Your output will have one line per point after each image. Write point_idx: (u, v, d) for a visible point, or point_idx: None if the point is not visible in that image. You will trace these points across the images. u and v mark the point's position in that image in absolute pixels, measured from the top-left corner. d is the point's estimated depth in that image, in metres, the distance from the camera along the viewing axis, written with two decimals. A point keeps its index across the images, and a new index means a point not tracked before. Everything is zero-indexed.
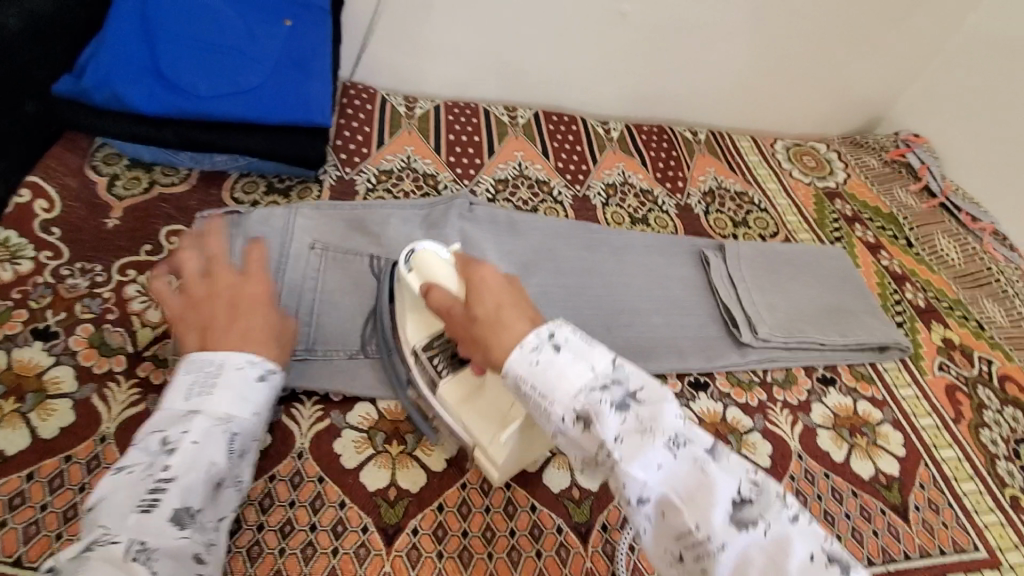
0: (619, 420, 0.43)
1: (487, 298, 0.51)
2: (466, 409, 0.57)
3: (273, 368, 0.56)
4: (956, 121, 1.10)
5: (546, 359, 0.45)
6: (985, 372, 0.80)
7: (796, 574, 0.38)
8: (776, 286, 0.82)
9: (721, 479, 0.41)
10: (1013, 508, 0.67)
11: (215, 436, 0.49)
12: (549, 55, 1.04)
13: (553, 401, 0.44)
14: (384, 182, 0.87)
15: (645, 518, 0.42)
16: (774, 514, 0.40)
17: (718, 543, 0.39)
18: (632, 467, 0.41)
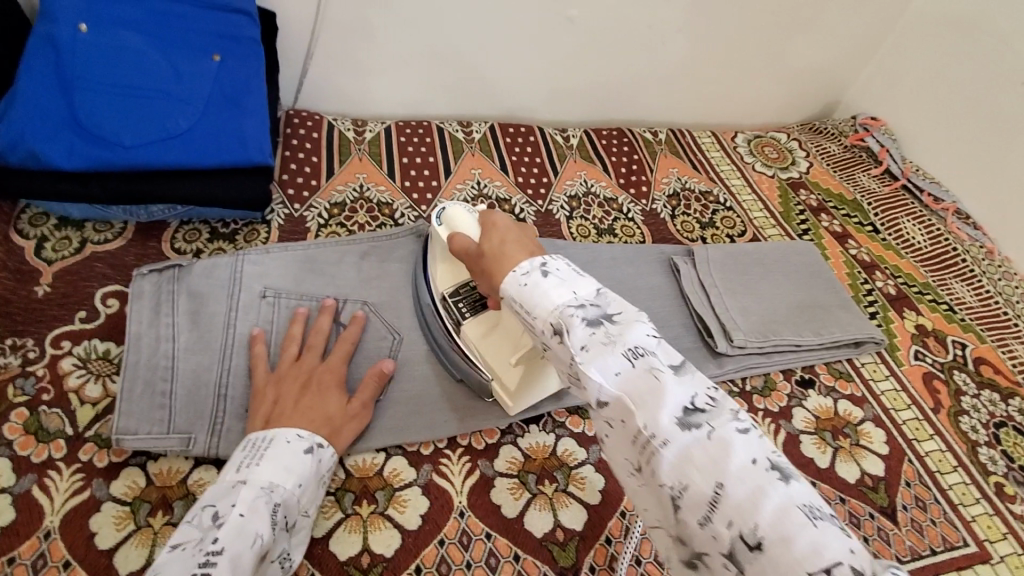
0: (586, 331, 0.40)
1: (493, 236, 0.52)
2: (482, 341, 0.62)
3: (322, 441, 0.55)
4: (908, 100, 1.09)
5: (534, 281, 0.44)
6: (959, 356, 0.80)
7: (734, 477, 0.33)
8: (747, 289, 0.81)
9: (675, 385, 0.37)
10: (999, 496, 0.67)
11: (263, 509, 0.47)
12: (498, 66, 1.01)
13: (536, 317, 0.43)
14: (336, 215, 0.83)
15: (606, 425, 0.40)
16: (725, 420, 0.35)
17: (661, 441, 0.36)
18: (589, 369, 0.39)
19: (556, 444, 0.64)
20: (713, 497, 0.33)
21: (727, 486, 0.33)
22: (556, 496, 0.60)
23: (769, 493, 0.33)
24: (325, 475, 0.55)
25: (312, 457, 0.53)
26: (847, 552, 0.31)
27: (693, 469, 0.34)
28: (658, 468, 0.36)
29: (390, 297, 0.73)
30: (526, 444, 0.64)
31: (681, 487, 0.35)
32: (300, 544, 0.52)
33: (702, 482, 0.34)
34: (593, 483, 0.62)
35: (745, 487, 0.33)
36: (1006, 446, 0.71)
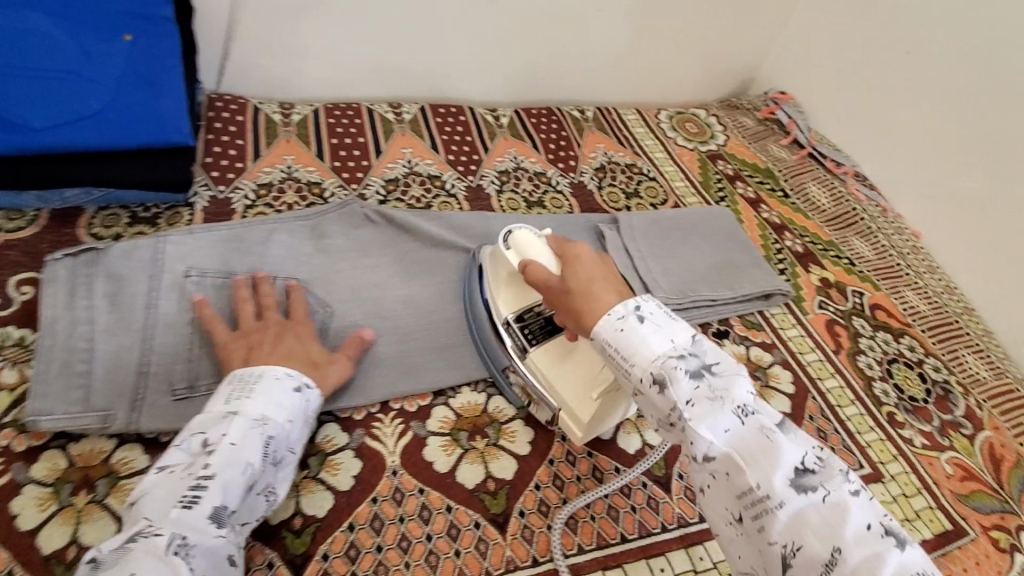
0: (691, 384, 0.47)
1: (582, 273, 0.56)
2: (557, 372, 0.65)
3: (309, 384, 0.58)
4: (811, 75, 1.17)
5: (631, 327, 0.50)
6: (858, 304, 0.87)
7: (852, 540, 0.40)
8: (668, 251, 0.86)
9: (787, 448, 0.44)
10: (892, 423, 0.73)
11: (252, 441, 0.51)
12: (424, 47, 1.02)
13: (634, 363, 0.49)
14: (264, 196, 0.83)
15: (708, 476, 0.46)
16: (837, 485, 0.42)
17: (778, 501, 0.42)
18: (700, 426, 0.45)
19: (487, 402, 0.67)
20: (830, 559, 0.39)
21: (845, 550, 0.39)
22: (486, 450, 0.63)
23: (883, 557, 0.39)
24: (313, 415, 0.58)
25: (300, 396, 0.56)
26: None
27: (809, 531, 0.41)
28: (772, 526, 0.42)
29: (320, 273, 0.73)
30: (459, 403, 0.67)
31: (796, 547, 0.41)
32: (285, 479, 0.54)
33: (818, 544, 0.40)
34: (523, 435, 0.65)
35: (862, 550, 0.39)
36: (898, 379, 0.78)
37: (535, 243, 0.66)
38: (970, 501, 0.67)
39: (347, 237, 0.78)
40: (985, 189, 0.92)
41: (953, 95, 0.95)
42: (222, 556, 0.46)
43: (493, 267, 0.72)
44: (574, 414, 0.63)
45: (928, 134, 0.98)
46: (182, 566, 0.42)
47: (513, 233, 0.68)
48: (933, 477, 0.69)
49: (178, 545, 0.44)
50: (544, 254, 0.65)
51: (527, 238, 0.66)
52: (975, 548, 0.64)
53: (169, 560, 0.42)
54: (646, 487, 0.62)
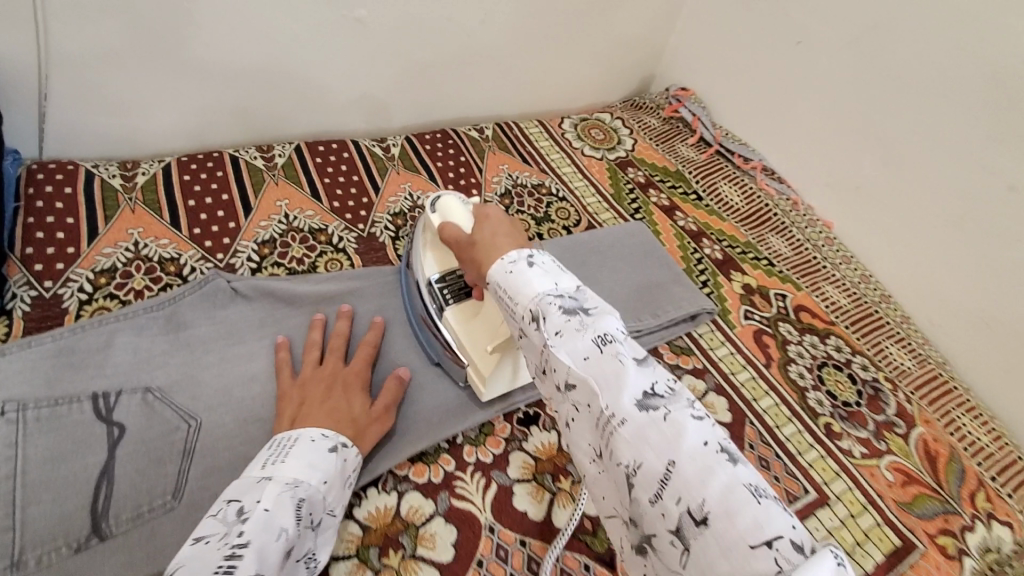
0: (563, 318, 0.40)
1: (486, 227, 0.52)
2: (465, 326, 0.64)
3: (346, 443, 0.53)
4: (709, 69, 1.14)
5: (519, 270, 0.44)
6: (782, 308, 0.85)
7: (686, 457, 0.32)
8: (586, 281, 0.80)
9: (638, 371, 0.36)
10: (830, 435, 0.71)
11: (287, 505, 0.44)
12: (289, 81, 0.90)
13: (517, 302, 0.42)
14: (105, 285, 0.69)
15: (571, 410, 0.38)
16: (684, 404, 0.34)
17: (620, 419, 0.34)
18: (561, 354, 0.38)
19: (399, 503, 0.57)
20: (664, 474, 0.32)
21: (680, 464, 0.31)
22: (402, 567, 0.53)
23: (718, 473, 0.31)
24: (350, 477, 0.53)
25: (338, 457, 0.51)
26: (789, 526, 0.29)
27: (647, 447, 0.33)
28: (615, 447, 0.34)
29: (180, 375, 0.61)
30: (365, 513, 0.56)
31: (635, 466, 0.33)
32: (322, 545, 0.49)
33: (656, 459, 0.32)
34: (443, 536, 0.55)
35: (696, 464, 0.31)
36: (830, 385, 0.76)
37: (459, 206, 0.63)
38: (914, 510, 0.65)
39: (214, 323, 0.66)
40: (879, 176, 0.90)
41: (844, 78, 0.92)
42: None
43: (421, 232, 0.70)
44: (477, 368, 0.63)
45: (824, 120, 0.96)
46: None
47: (442, 197, 0.65)
48: (876, 489, 0.67)
49: None
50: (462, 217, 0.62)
51: (450, 202, 0.63)
52: (927, 562, 0.62)
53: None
54: (588, 570, 0.56)
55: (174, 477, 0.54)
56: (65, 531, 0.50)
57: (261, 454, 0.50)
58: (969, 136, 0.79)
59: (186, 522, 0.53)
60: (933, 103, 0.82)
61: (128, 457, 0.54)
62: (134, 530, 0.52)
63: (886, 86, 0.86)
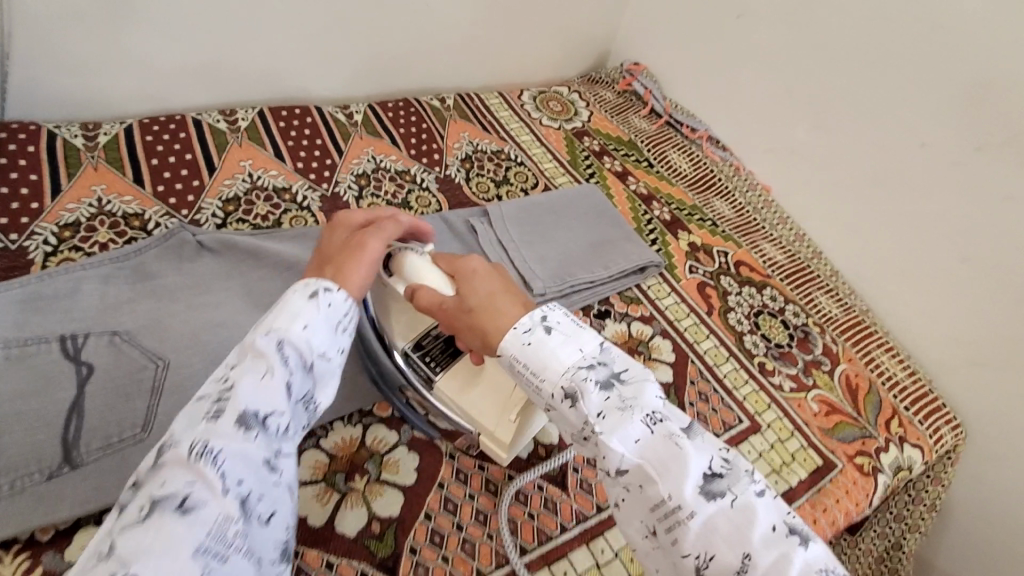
0: (603, 397, 0.45)
1: (482, 287, 0.54)
2: (467, 399, 0.57)
3: (331, 287, 0.48)
4: (659, 44, 1.20)
5: (539, 339, 0.48)
6: (724, 263, 0.92)
7: (759, 545, 0.39)
8: (543, 237, 0.85)
9: (694, 454, 0.42)
10: (763, 373, 0.78)
11: (268, 350, 0.43)
12: (251, 46, 0.91)
13: (545, 378, 0.47)
14: (69, 238, 0.70)
15: (622, 491, 0.44)
16: (743, 487, 0.41)
17: (688, 511, 0.40)
18: (611, 439, 0.43)
19: (364, 435, 0.61)
20: (741, 567, 0.38)
21: (755, 556, 0.38)
22: (368, 489, 0.57)
23: (791, 558, 0.38)
24: (347, 321, 0.49)
25: (321, 303, 0.47)
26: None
27: (720, 539, 0.39)
28: (684, 537, 0.40)
29: (148, 321, 0.63)
30: (331, 443, 0.59)
31: (708, 558, 0.39)
32: (328, 385, 0.47)
33: (729, 552, 0.39)
34: (407, 462, 0.59)
35: (771, 553, 0.39)
36: (764, 330, 0.83)
37: (419, 259, 0.59)
38: (835, 435, 0.73)
39: (181, 273, 0.68)
40: (813, 141, 0.97)
41: (782, 51, 0.99)
42: (262, 469, 0.39)
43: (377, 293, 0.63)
44: (495, 437, 0.57)
45: (764, 91, 1.03)
46: (211, 475, 0.37)
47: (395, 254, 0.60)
48: (803, 417, 0.74)
49: (201, 453, 0.37)
50: (434, 275, 0.58)
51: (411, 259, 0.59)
52: (844, 478, 0.69)
53: (191, 470, 0.37)
54: (541, 490, 0.61)
55: (144, 410, 0.57)
56: (38, 457, 0.52)
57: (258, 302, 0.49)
58: (885, 102, 0.87)
59: None
60: (860, 72, 0.89)
61: (97, 393, 0.56)
62: (108, 459, 0.54)
63: (816, 58, 0.94)
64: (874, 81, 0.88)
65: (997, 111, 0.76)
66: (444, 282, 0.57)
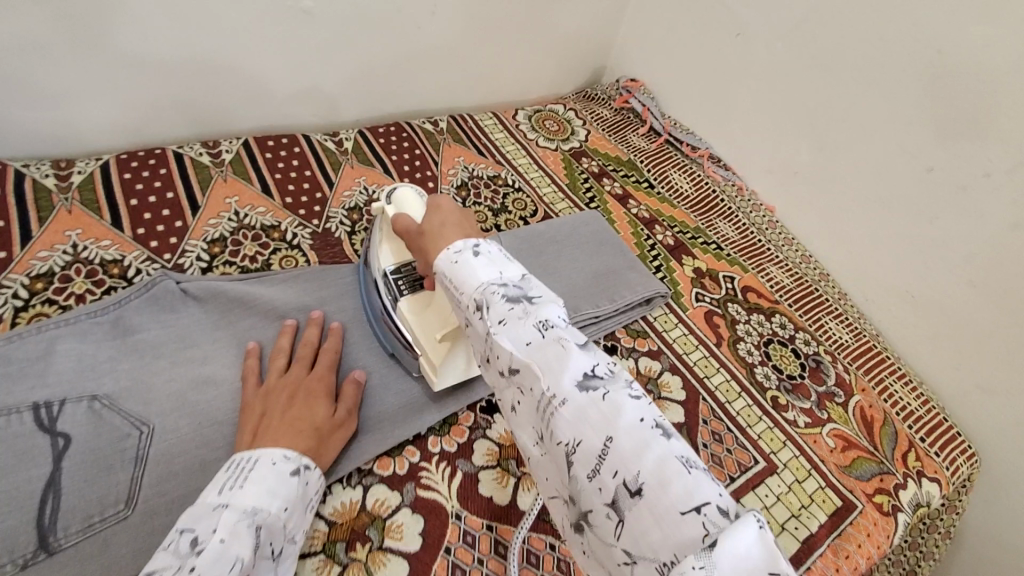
0: (506, 306, 0.41)
1: (436, 217, 0.53)
2: (415, 316, 0.63)
3: (308, 465, 0.52)
4: (655, 62, 1.18)
5: (464, 259, 0.46)
6: (730, 290, 0.89)
7: (623, 436, 0.34)
8: (546, 270, 0.81)
9: (580, 354, 0.38)
10: (776, 408, 0.75)
11: (246, 531, 0.43)
12: (231, 73, 0.87)
13: (461, 291, 0.44)
14: (42, 290, 0.66)
15: (517, 392, 0.41)
16: (620, 386, 0.37)
17: (560, 400, 0.37)
18: (503, 340, 0.40)
19: (364, 497, 0.57)
20: (602, 450, 0.34)
21: (616, 440, 0.34)
22: (370, 558, 0.53)
23: (652, 448, 0.34)
24: (311, 502, 0.52)
25: (298, 482, 0.50)
26: (715, 495, 0.32)
27: (586, 425, 0.35)
28: (556, 427, 0.36)
29: (129, 382, 0.59)
30: (330, 509, 0.55)
31: (576, 443, 0.35)
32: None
33: (594, 437, 0.35)
34: (410, 526, 0.56)
35: (632, 440, 0.34)
36: (775, 360, 0.81)
37: (414, 198, 0.64)
38: (853, 472, 0.70)
39: (164, 325, 0.64)
40: (815, 161, 0.95)
41: (782, 69, 0.96)
42: None
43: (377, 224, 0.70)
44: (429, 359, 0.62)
45: (764, 109, 1.01)
46: None
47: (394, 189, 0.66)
48: (819, 454, 0.71)
49: None
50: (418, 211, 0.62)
51: (408, 199, 0.64)
52: (866, 520, 0.66)
53: None
54: (553, 549, 0.57)
55: (127, 484, 0.53)
56: (5, 545, 0.48)
57: (217, 477, 0.48)
58: (892, 121, 0.84)
59: (141, 528, 0.52)
60: (861, 92, 0.87)
61: (75, 468, 0.52)
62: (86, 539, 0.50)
63: (818, 78, 0.92)
64: (878, 100, 0.85)
65: (997, 133, 0.74)
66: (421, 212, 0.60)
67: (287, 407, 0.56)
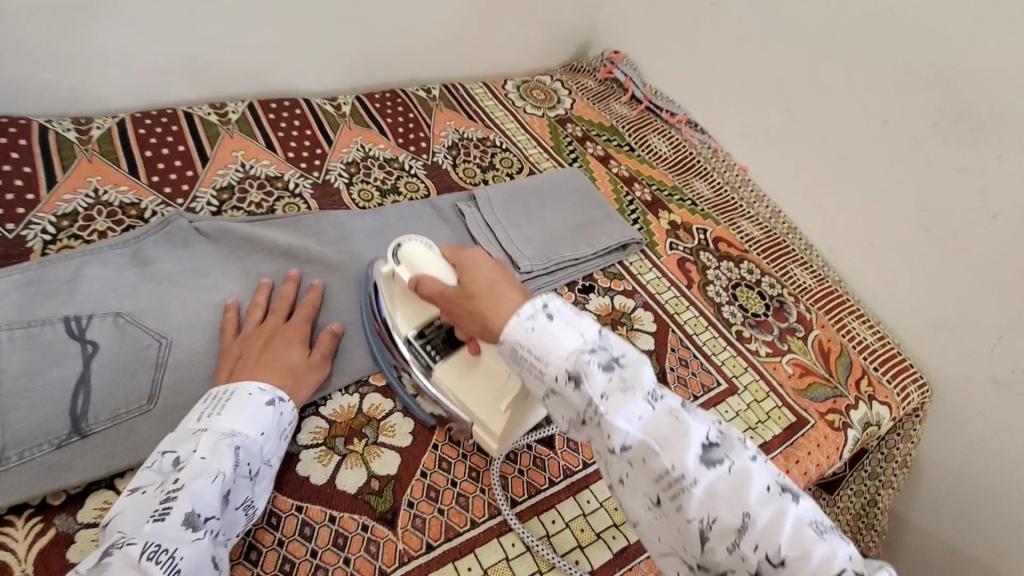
0: (604, 377, 0.46)
1: (481, 279, 0.54)
2: (463, 387, 0.61)
3: (281, 396, 0.56)
4: (637, 34, 1.24)
5: (541, 325, 0.48)
6: (703, 239, 0.95)
7: (758, 507, 0.42)
8: (530, 218, 0.88)
9: (695, 427, 0.45)
10: (740, 340, 0.82)
11: (223, 451, 0.49)
12: (235, 38, 0.93)
13: (548, 362, 0.47)
14: (68, 227, 0.72)
15: (626, 466, 0.45)
16: (739, 454, 0.44)
17: (691, 479, 0.42)
18: (616, 418, 0.44)
19: (361, 403, 0.65)
20: (742, 525, 0.41)
21: (753, 514, 0.42)
22: (366, 450, 0.60)
23: (785, 514, 0.42)
24: (289, 429, 0.57)
25: (273, 411, 0.55)
26: (849, 559, 0.40)
27: (721, 502, 0.42)
28: (688, 504, 0.42)
29: (148, 303, 0.65)
30: (330, 410, 0.63)
31: (711, 521, 0.42)
32: (264, 492, 0.53)
33: (730, 514, 0.42)
34: (402, 427, 0.63)
35: (768, 513, 0.42)
36: (742, 300, 0.87)
37: (428, 254, 0.61)
38: (808, 394, 0.77)
39: (178, 257, 0.71)
40: (784, 120, 1.01)
41: (754, 34, 1.02)
42: (209, 567, 0.45)
43: (385, 283, 0.66)
44: (489, 428, 0.60)
45: (737, 74, 1.07)
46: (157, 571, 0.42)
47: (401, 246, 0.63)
48: (778, 379, 0.78)
49: (153, 550, 0.43)
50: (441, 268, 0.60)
51: (417, 249, 0.61)
52: (816, 433, 0.74)
53: (142, 569, 0.42)
54: (531, 449, 0.64)
55: (149, 384, 0.60)
56: (46, 429, 0.55)
57: (200, 406, 0.54)
58: (850, 79, 0.90)
59: (163, 422, 0.58)
60: (825, 51, 0.92)
61: (102, 369, 0.59)
62: (115, 428, 0.57)
63: (784, 43, 0.98)
64: (838, 60, 0.91)
65: (943, 85, 0.81)
66: (446, 272, 0.59)
67: (261, 349, 0.61)
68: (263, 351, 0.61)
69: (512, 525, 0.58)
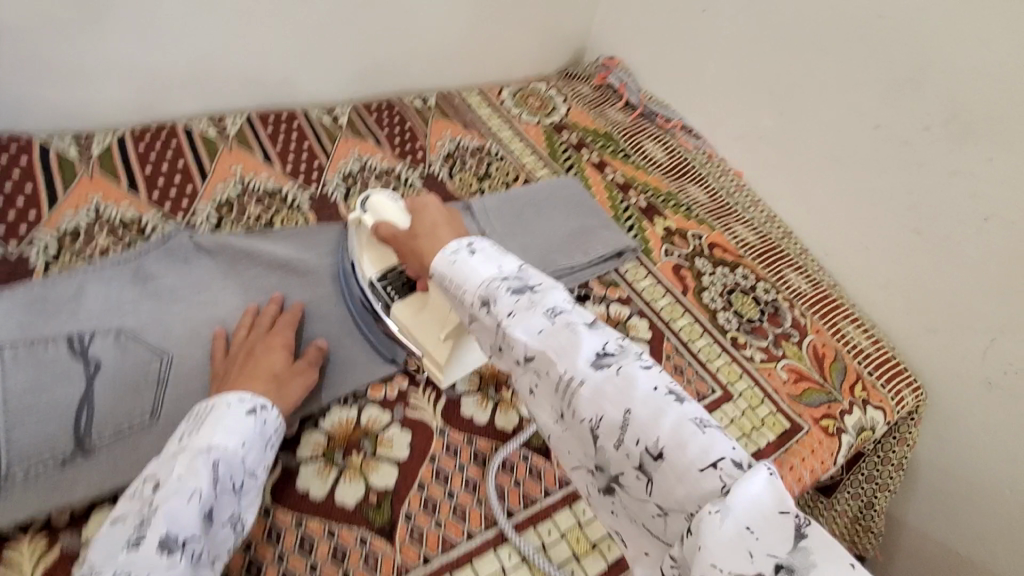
0: (512, 298, 0.50)
1: (427, 219, 0.62)
2: (413, 320, 0.67)
3: (262, 404, 0.56)
4: (631, 40, 1.24)
5: (462, 258, 0.54)
6: (698, 245, 0.96)
7: (639, 404, 0.44)
8: (525, 228, 0.88)
9: (589, 337, 0.47)
10: (735, 346, 0.82)
11: (199, 469, 0.49)
12: (232, 53, 0.94)
13: (466, 288, 0.53)
14: (70, 245, 0.74)
15: (533, 376, 0.49)
16: (628, 359, 0.46)
17: (580, 381, 0.45)
18: (517, 330, 0.48)
19: (359, 416, 0.65)
20: (623, 422, 0.44)
21: (634, 410, 0.44)
22: (364, 464, 0.61)
23: (668, 414, 0.43)
24: (274, 437, 0.57)
25: (253, 420, 0.55)
26: (729, 453, 0.42)
27: (606, 400, 0.45)
28: (579, 404, 0.45)
29: (150, 318, 0.66)
30: (328, 424, 0.64)
31: (599, 418, 0.45)
32: (251, 505, 0.53)
33: (614, 411, 0.44)
34: (399, 439, 0.64)
35: (648, 409, 0.44)
36: (737, 306, 0.88)
37: (392, 205, 0.70)
38: (802, 400, 0.78)
39: (178, 272, 0.72)
40: (777, 125, 1.01)
41: (747, 39, 1.03)
42: None
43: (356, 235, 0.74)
44: (434, 357, 0.67)
45: (730, 79, 1.07)
46: None
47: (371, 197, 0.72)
48: (772, 385, 0.79)
49: None
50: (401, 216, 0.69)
51: (383, 200, 0.70)
52: (810, 439, 0.75)
53: None
54: (526, 459, 0.65)
55: (151, 400, 0.61)
56: (51, 446, 0.56)
57: (183, 427, 0.55)
58: (843, 84, 0.91)
59: (165, 437, 0.60)
60: (817, 57, 0.93)
61: (105, 386, 0.60)
62: (119, 444, 0.58)
63: (777, 48, 0.98)
64: (830, 66, 0.92)
65: (934, 89, 0.81)
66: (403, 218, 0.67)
67: (243, 363, 0.61)
68: (245, 364, 0.61)
69: (508, 536, 0.59)
